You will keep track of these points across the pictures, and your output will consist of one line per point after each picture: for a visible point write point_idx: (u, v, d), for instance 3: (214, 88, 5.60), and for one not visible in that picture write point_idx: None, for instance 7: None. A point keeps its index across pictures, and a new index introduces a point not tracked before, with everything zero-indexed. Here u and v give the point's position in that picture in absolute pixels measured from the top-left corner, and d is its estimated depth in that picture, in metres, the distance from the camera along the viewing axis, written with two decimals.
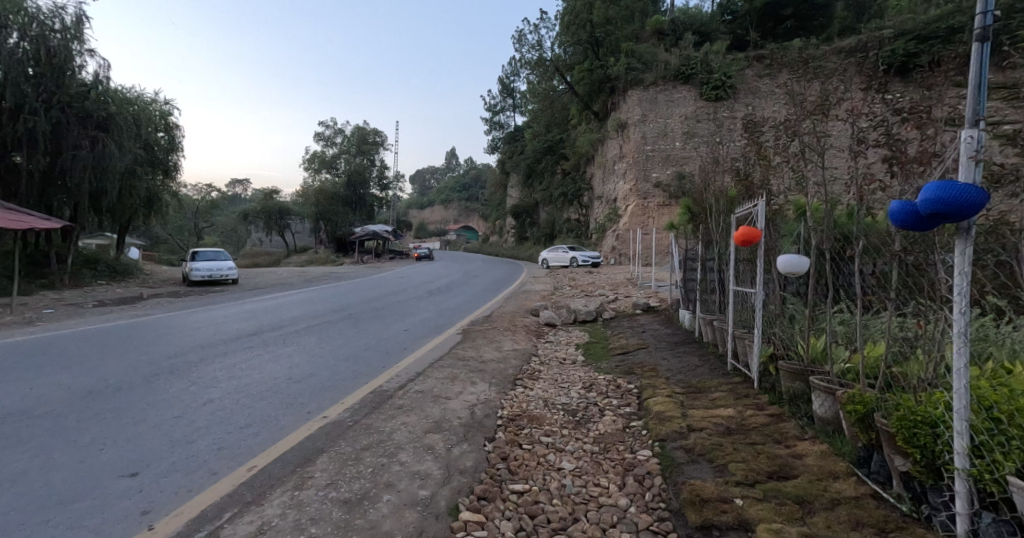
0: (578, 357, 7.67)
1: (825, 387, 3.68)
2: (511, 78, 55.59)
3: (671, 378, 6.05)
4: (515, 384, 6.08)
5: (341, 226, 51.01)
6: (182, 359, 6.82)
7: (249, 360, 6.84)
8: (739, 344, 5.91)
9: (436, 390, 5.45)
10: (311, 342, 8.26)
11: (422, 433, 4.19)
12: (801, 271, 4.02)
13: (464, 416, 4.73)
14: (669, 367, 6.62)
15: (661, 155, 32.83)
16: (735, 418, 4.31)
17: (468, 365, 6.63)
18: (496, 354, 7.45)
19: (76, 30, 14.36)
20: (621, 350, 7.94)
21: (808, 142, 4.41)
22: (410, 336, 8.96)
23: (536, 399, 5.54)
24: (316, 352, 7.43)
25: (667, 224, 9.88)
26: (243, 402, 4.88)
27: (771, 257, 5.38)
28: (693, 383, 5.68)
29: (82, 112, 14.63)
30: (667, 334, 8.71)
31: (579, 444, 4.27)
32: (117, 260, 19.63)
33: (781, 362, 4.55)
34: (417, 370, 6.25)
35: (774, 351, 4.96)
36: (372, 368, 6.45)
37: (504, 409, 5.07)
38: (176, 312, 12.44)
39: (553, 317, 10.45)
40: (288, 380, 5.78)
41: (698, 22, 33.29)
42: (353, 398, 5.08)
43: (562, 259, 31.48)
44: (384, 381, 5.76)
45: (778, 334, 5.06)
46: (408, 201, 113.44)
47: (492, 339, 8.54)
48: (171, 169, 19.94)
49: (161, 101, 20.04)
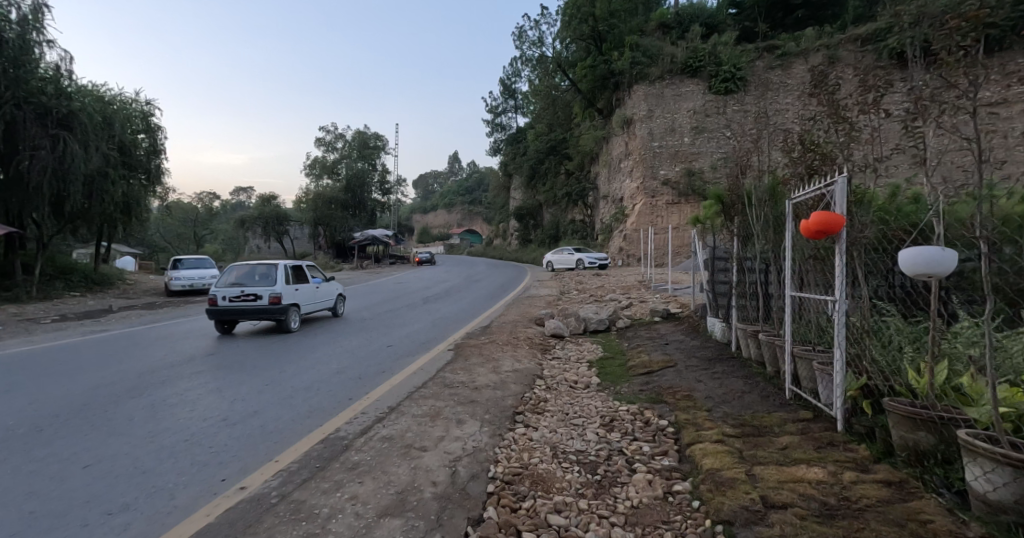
0: (592, 379, 6.32)
1: (998, 456, 2.34)
2: (512, 80, 54.58)
3: (715, 411, 4.73)
4: (514, 421, 4.74)
5: (340, 231, 49.72)
6: (110, 389, 5.56)
7: (189, 390, 5.56)
8: (804, 367, 4.59)
9: (410, 435, 4.15)
10: (277, 364, 6.96)
11: (374, 518, 2.84)
12: (943, 273, 2.61)
13: (442, 481, 3.39)
14: (707, 393, 5.31)
15: (670, 151, 31.35)
16: (829, 485, 3.01)
17: (456, 395, 5.30)
18: (492, 377, 6.10)
19: (34, 20, 13.16)
20: (644, 370, 6.56)
21: (942, 83, 3.01)
22: (392, 354, 7.63)
23: (541, 444, 4.20)
24: (276, 378, 6.15)
25: (690, 219, 8.47)
26: (142, 462, 3.55)
27: (857, 252, 4.01)
28: (749, 422, 4.34)
29: (40, 108, 13.29)
30: (697, 348, 7.33)
31: (606, 529, 2.93)
32: (94, 271, 18.57)
33: (888, 402, 3.20)
34: (390, 405, 4.94)
35: (868, 382, 3.62)
36: (336, 401, 5.15)
37: (499, 466, 3.74)
38: (140, 327, 11.18)
39: (559, 328, 9.09)
40: (223, 421, 4.46)
41: (704, 14, 32.10)
42: (293, 453, 3.73)
43: (568, 261, 30.15)
44: (345, 422, 4.46)
45: (870, 361, 3.71)
46: (410, 204, 112.39)
47: (489, 357, 7.20)
48: (153, 174, 18.78)
49: (141, 100, 18.89)
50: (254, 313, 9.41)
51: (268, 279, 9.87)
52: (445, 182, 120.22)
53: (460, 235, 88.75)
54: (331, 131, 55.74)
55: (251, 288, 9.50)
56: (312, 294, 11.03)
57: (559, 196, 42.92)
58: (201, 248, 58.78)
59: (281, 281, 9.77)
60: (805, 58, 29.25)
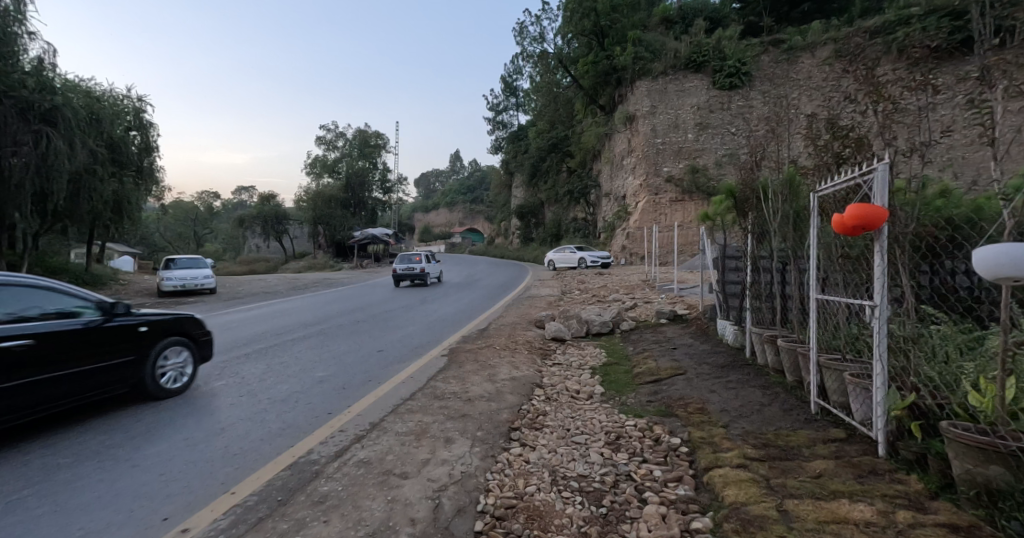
0: (595, 388, 5.84)
1: None
2: (513, 77, 53.97)
3: (732, 427, 4.25)
4: (510, 440, 4.26)
5: (340, 230, 49.21)
6: None
7: (158, 402, 5.11)
8: (833, 378, 4.12)
9: (390, 459, 3.66)
10: (258, 372, 6.52)
11: None
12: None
13: (423, 518, 2.91)
14: (722, 405, 4.83)
15: (673, 148, 30.78)
16: (881, 529, 2.52)
17: (446, 409, 4.82)
18: (487, 387, 5.60)
19: (16, 11, 12.71)
20: (651, 378, 6.07)
21: None
22: (381, 361, 7.18)
23: (538, 468, 3.72)
24: (253, 388, 5.71)
25: (699, 216, 7.97)
26: (77, 495, 3.09)
27: (899, 252, 3.51)
28: (772, 441, 3.86)
29: (22, 103, 12.87)
30: (708, 353, 6.83)
31: None
32: (86, 271, 18.22)
33: (948, 428, 2.69)
34: (371, 421, 4.46)
35: (914, 399, 3.14)
36: (313, 415, 4.69)
37: (490, 496, 3.26)
38: None
39: (560, 331, 8.60)
40: (182, 442, 3.98)
41: (708, 8, 31.54)
42: (253, 483, 3.25)
43: (569, 259, 29.67)
44: (318, 442, 3.99)
45: (917, 375, 3.23)
46: (412, 204, 111.96)
47: (485, 364, 6.69)
48: (145, 172, 18.39)
49: (133, 96, 18.44)
50: (414, 276, 19.37)
51: (416, 261, 19.79)
52: (447, 181, 119.98)
53: (461, 233, 88.27)
54: (332, 129, 55.61)
55: (412, 264, 19.50)
56: (434, 268, 21.14)
57: (561, 193, 42.45)
58: (202, 247, 58.43)
59: (423, 261, 19.70)
60: (811, 52, 28.52)
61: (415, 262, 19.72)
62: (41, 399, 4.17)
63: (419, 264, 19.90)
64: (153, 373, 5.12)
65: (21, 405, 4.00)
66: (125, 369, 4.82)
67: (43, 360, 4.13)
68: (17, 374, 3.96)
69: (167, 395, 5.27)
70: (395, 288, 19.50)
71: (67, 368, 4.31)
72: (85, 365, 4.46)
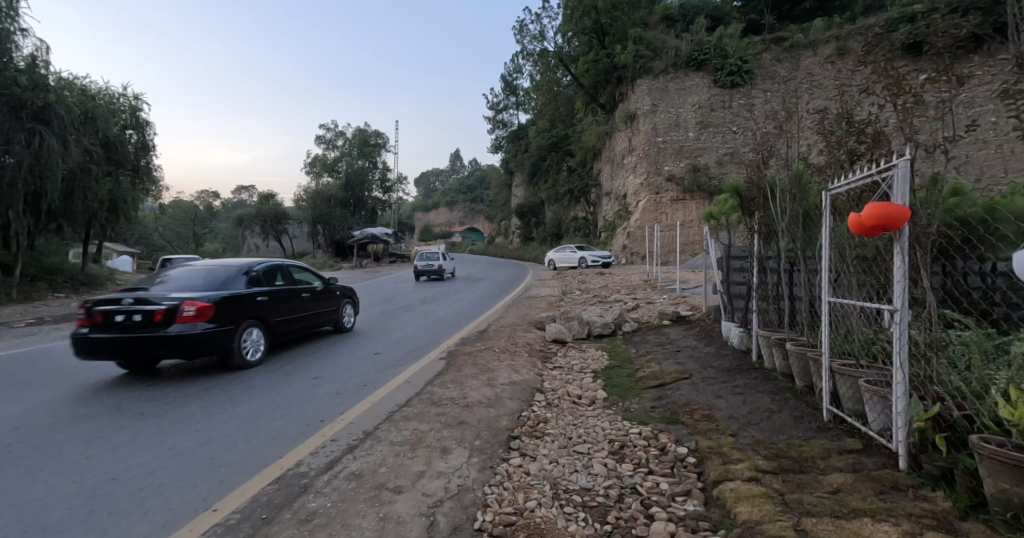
0: (597, 393, 5.65)
1: None
2: (513, 76, 53.67)
3: (742, 436, 4.07)
4: (510, 449, 4.08)
5: (339, 229, 49.02)
6: (54, 409, 4.94)
7: (144, 409, 4.93)
8: (848, 385, 3.93)
9: (384, 470, 3.49)
10: (251, 376, 6.35)
11: None
12: None
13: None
14: (730, 411, 4.64)
15: (674, 146, 30.55)
16: None
17: (443, 416, 4.64)
18: (486, 392, 5.41)
19: (7, 8, 12.50)
20: (655, 382, 5.88)
21: None
22: (377, 364, 7.00)
23: (539, 480, 3.53)
24: (243, 393, 5.52)
25: (703, 214, 7.77)
26: (50, 513, 2.91)
27: (921, 252, 3.32)
28: (784, 451, 3.68)
29: (14, 101, 12.69)
30: (713, 356, 6.65)
31: None
32: (82, 271, 18.03)
33: (980, 442, 2.51)
34: (364, 430, 4.28)
35: (939, 410, 2.95)
36: (304, 423, 4.51)
37: (488, 512, 3.08)
38: None
39: (561, 332, 8.42)
40: (166, 452, 3.80)
41: (710, 5, 31.31)
42: (237, 498, 3.07)
43: (570, 259, 29.48)
44: (307, 452, 3.81)
45: (942, 384, 3.04)
46: (412, 203, 111.67)
47: (484, 367, 6.50)
48: (142, 171, 18.19)
49: (128, 94, 18.24)
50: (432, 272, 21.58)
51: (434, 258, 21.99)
52: (447, 180, 119.62)
53: (461, 233, 87.88)
54: (331, 128, 55.34)
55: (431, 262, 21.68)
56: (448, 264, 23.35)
57: (561, 192, 42.24)
58: (200, 247, 58.19)
59: (440, 259, 21.94)
60: (813, 50, 28.30)
61: (434, 259, 21.96)
62: (304, 324, 8.29)
63: (436, 261, 22.13)
64: (340, 319, 9.35)
65: (299, 326, 8.12)
66: (332, 316, 9.07)
67: (307, 303, 8.30)
68: (300, 309, 8.15)
69: (345, 331, 9.65)
70: (415, 283, 21.66)
71: (310, 310, 8.41)
72: (319, 310, 8.66)
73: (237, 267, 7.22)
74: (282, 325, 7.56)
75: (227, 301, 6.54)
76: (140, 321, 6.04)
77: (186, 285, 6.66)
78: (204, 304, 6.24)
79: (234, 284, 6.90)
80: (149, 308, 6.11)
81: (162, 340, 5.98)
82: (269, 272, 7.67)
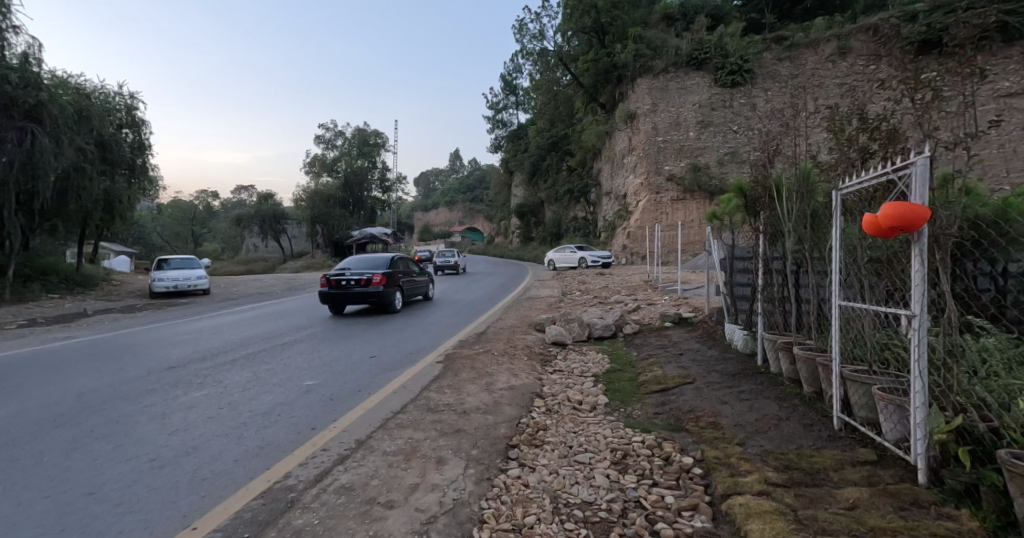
0: (599, 398, 5.49)
1: None
2: (513, 75, 53.41)
3: (750, 445, 3.91)
4: (508, 459, 3.91)
5: (338, 229, 48.87)
6: (37, 415, 4.78)
7: (131, 415, 4.77)
8: (861, 393, 3.77)
9: (375, 484, 3.31)
10: (242, 380, 6.18)
11: None
12: None
13: None
14: (736, 419, 4.47)
15: (675, 146, 30.37)
16: None
17: (439, 424, 4.48)
18: (484, 398, 5.24)
19: None
20: (658, 387, 5.72)
21: None
22: (373, 368, 6.83)
23: (537, 494, 3.37)
24: (234, 399, 5.36)
25: (706, 214, 7.62)
26: (19, 531, 2.74)
27: (941, 254, 3.15)
28: (795, 462, 3.51)
29: (6, 99, 12.55)
30: (717, 360, 6.48)
31: None
32: (77, 272, 17.89)
33: (1010, 457, 2.35)
34: (356, 439, 4.12)
35: (963, 421, 2.79)
36: (294, 431, 4.34)
37: (485, 530, 2.90)
38: (112, 332, 10.43)
39: (561, 335, 8.26)
40: (148, 463, 3.63)
41: (710, 5, 31.16)
42: (217, 516, 2.90)
43: (570, 259, 29.32)
44: (296, 464, 3.65)
45: (965, 394, 2.87)
46: (411, 203, 111.39)
47: (482, 371, 6.34)
48: (139, 171, 18.02)
49: (125, 93, 18.09)
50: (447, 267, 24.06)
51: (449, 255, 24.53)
52: (446, 180, 119.36)
53: (461, 233, 87.67)
54: (330, 128, 55.14)
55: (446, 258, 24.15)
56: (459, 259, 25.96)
57: (561, 192, 42.07)
58: (199, 247, 57.99)
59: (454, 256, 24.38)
60: (814, 49, 28.16)
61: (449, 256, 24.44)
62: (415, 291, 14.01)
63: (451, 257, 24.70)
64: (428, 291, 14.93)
65: (413, 291, 13.77)
66: (423, 288, 14.39)
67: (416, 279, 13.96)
68: (413, 282, 13.79)
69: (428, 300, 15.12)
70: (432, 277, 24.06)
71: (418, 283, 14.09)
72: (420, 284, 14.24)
73: (384, 258, 12.82)
74: (409, 292, 13.36)
75: (388, 275, 12.25)
76: (353, 284, 11.95)
77: (367, 266, 12.45)
78: (381, 277, 12.04)
79: (388, 267, 12.62)
80: (357, 277, 12.00)
81: (363, 293, 11.87)
82: (402, 260, 13.43)
